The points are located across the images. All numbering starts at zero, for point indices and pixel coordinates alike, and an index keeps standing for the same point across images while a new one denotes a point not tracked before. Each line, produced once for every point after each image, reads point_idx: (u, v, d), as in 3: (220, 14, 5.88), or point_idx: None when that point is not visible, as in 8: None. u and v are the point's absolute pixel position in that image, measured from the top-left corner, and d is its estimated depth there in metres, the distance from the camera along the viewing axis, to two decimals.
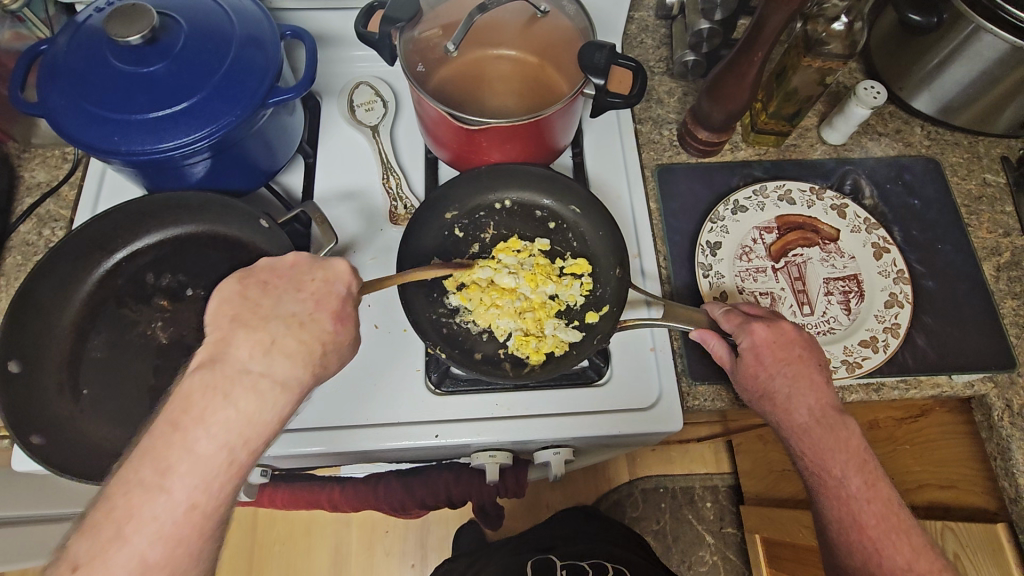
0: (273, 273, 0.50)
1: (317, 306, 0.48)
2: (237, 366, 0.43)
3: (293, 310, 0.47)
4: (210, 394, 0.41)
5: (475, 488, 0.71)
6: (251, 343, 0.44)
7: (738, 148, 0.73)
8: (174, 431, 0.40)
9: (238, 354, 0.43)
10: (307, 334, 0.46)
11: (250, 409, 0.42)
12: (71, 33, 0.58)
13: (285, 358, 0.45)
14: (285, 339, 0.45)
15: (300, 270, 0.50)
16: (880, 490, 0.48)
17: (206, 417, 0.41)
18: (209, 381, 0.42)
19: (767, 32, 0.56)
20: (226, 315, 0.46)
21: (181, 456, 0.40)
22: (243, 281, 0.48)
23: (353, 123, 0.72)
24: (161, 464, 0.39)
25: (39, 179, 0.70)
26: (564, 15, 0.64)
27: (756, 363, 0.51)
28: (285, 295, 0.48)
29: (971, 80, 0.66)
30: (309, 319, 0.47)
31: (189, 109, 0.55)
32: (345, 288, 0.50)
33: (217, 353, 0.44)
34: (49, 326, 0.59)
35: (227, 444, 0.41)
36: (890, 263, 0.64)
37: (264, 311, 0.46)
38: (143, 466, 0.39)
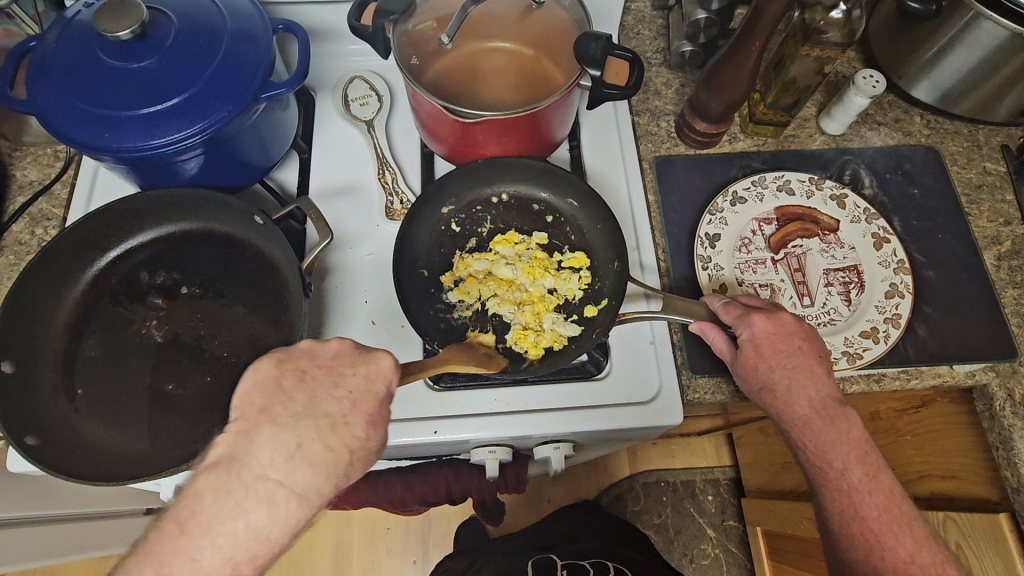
0: (310, 361, 0.46)
1: (352, 405, 0.44)
2: (255, 473, 0.39)
3: (327, 410, 0.43)
4: (222, 495, 0.38)
5: (475, 483, 0.70)
6: (272, 448, 0.40)
7: (737, 139, 0.73)
8: (181, 535, 0.37)
9: (259, 458, 0.39)
10: (336, 439, 0.42)
11: (259, 523, 0.38)
12: (60, 29, 0.57)
13: (307, 468, 0.40)
14: (309, 442, 0.41)
15: (342, 361, 0.46)
16: (882, 482, 0.47)
17: (212, 524, 0.37)
18: (223, 482, 0.38)
19: (764, 21, 0.55)
20: (255, 405, 0.42)
21: (184, 566, 0.37)
22: (281, 366, 0.45)
23: (348, 118, 0.71)
24: (159, 567, 0.36)
25: (32, 178, 0.69)
26: (560, 7, 0.63)
27: (756, 355, 0.51)
28: (321, 392, 0.44)
29: (970, 68, 0.65)
30: (341, 422, 0.43)
31: (180, 105, 0.55)
32: (385, 387, 0.46)
33: (236, 450, 0.40)
34: (44, 327, 0.59)
35: (231, 558, 0.38)
36: (891, 254, 0.64)
37: (297, 407, 0.42)
38: (143, 568, 0.36)
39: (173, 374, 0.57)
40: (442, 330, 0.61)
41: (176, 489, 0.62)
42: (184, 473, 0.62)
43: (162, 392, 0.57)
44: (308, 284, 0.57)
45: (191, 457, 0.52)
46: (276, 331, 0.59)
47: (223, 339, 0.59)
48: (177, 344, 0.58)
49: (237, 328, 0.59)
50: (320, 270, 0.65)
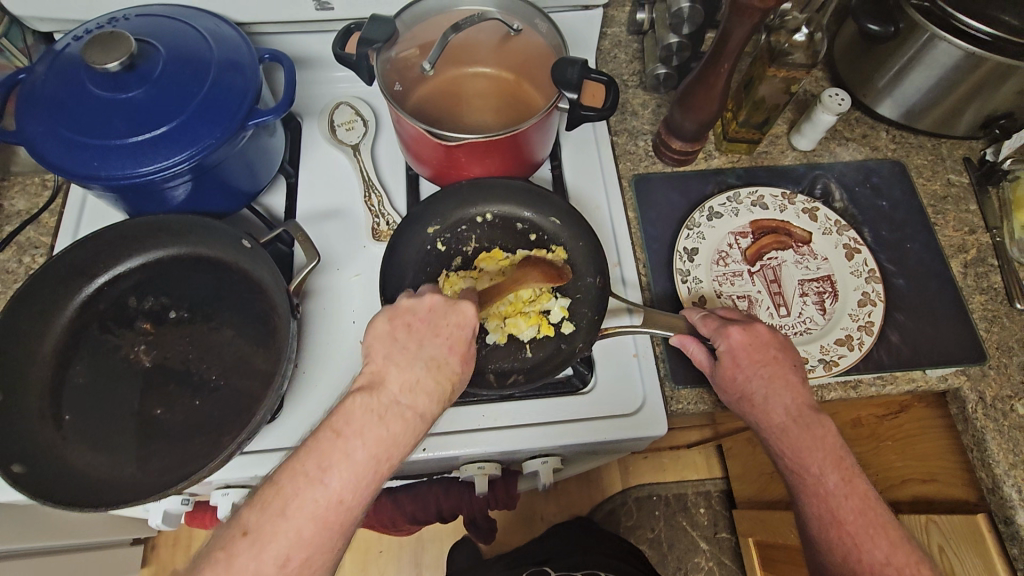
0: (412, 315, 0.52)
1: (452, 349, 0.50)
2: (390, 397, 0.46)
3: (433, 352, 0.50)
4: (370, 411, 0.45)
5: (465, 500, 0.71)
6: (401, 379, 0.47)
7: (712, 156, 0.75)
8: (337, 437, 0.43)
9: (392, 385, 0.47)
10: (442, 375, 0.49)
11: (397, 432, 0.45)
12: (50, 61, 0.59)
13: (426, 394, 0.48)
14: (425, 379, 0.48)
15: (437, 314, 0.52)
16: (857, 486, 0.48)
17: (363, 430, 0.44)
18: (368, 403, 0.45)
19: (731, 45, 0.58)
20: (379, 350, 0.49)
21: (339, 460, 0.43)
22: (392, 321, 0.51)
23: (334, 143, 0.73)
24: (322, 462, 0.42)
25: (19, 208, 0.70)
26: (537, 32, 0.65)
27: (733, 366, 0.53)
28: (425, 339, 0.50)
29: (930, 86, 0.68)
30: (444, 360, 0.50)
31: (169, 133, 0.56)
32: (473, 330, 0.52)
33: (374, 381, 0.47)
34: (31, 354, 0.59)
35: (375, 456, 0.44)
36: (862, 263, 0.66)
37: (410, 352, 0.49)
38: (309, 462, 0.42)
39: (161, 399, 0.58)
40: None
41: (164, 514, 0.62)
42: (172, 499, 0.61)
43: (151, 417, 0.57)
44: (296, 305, 0.57)
45: (181, 481, 0.52)
46: (264, 353, 0.59)
47: (211, 362, 0.59)
48: (166, 367, 0.59)
49: (226, 351, 0.60)
50: (308, 292, 0.66)
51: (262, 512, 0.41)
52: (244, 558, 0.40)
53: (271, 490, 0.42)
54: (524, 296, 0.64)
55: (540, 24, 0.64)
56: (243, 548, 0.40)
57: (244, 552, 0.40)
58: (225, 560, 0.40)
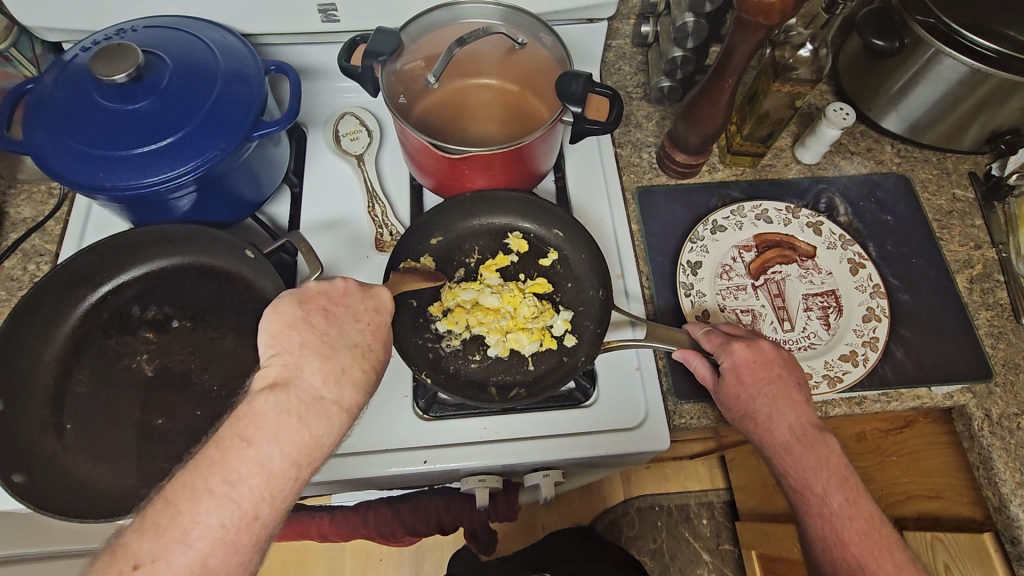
0: (326, 301, 0.49)
1: (373, 335, 0.48)
2: (310, 393, 0.42)
3: (355, 339, 0.47)
4: (284, 413, 0.40)
5: (466, 512, 0.70)
6: (322, 371, 0.43)
7: (716, 169, 0.75)
8: (246, 446, 0.38)
9: (311, 380, 0.43)
10: (367, 364, 0.46)
11: (321, 434, 0.41)
12: (58, 72, 0.59)
13: (352, 386, 0.44)
14: (349, 368, 0.45)
15: (354, 299, 0.50)
16: (862, 507, 0.48)
17: (279, 433, 0.39)
18: (283, 403, 0.40)
19: (736, 60, 0.58)
20: (294, 340, 0.45)
21: (252, 471, 0.37)
22: (303, 308, 0.48)
23: (339, 153, 0.73)
24: (228, 476, 0.37)
25: (25, 215, 0.70)
26: (542, 46, 0.66)
27: (737, 383, 0.52)
28: (345, 325, 0.48)
29: (935, 101, 0.68)
30: (367, 347, 0.47)
31: (175, 144, 0.56)
32: (393, 316, 0.51)
33: (287, 375, 0.42)
34: (33, 362, 0.59)
35: (294, 461, 0.39)
36: (867, 278, 0.66)
37: (331, 340, 0.46)
38: (212, 477, 0.37)
39: (162, 409, 0.57)
40: (429, 360, 0.61)
41: None
42: None
43: (152, 426, 0.57)
44: None
45: None
46: None
47: (213, 372, 0.59)
48: (168, 377, 0.59)
49: (228, 361, 0.60)
50: None
51: (155, 541, 0.35)
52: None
53: (165, 513, 0.36)
54: (526, 311, 0.63)
55: (546, 37, 0.65)
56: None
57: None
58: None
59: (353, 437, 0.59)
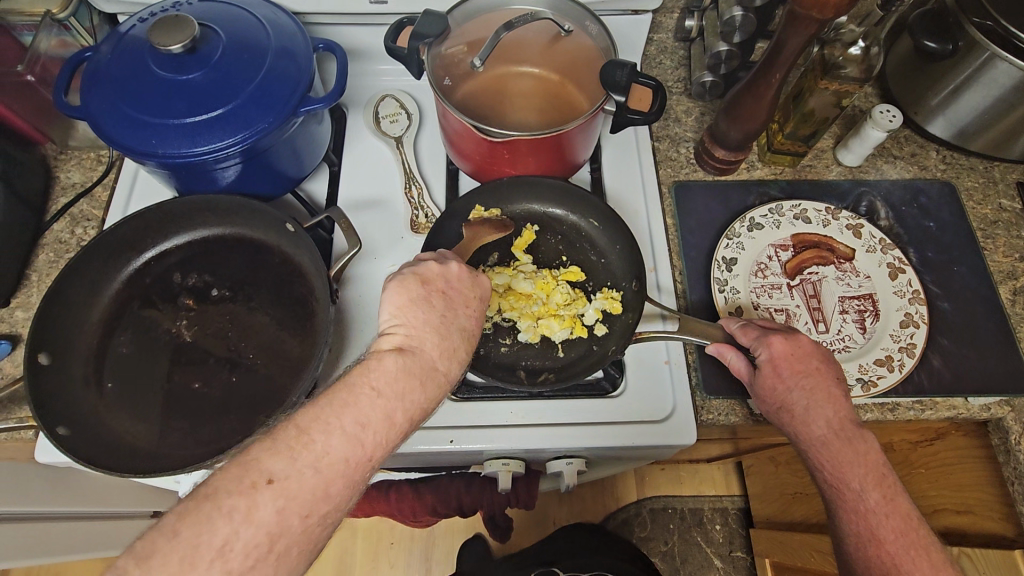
0: (444, 282, 0.49)
1: (480, 323, 0.49)
2: (429, 361, 0.44)
3: (465, 323, 0.48)
4: (412, 375, 0.42)
5: (486, 495, 0.72)
6: (438, 345, 0.45)
7: (754, 167, 0.75)
8: (379, 395, 0.40)
9: (430, 351, 0.44)
10: (471, 347, 0.48)
11: (431, 398, 0.43)
12: (115, 42, 0.61)
13: (459, 363, 0.46)
14: (459, 347, 0.46)
15: (465, 285, 0.50)
16: (899, 505, 0.47)
17: (405, 393, 0.41)
18: (409, 366, 0.42)
19: (785, 55, 0.57)
20: (416, 311, 0.46)
21: (377, 419, 0.39)
22: (424, 285, 0.48)
23: (378, 134, 0.74)
24: (361, 419, 0.39)
25: (74, 180, 0.72)
26: (587, 35, 0.66)
27: (774, 375, 0.52)
28: (457, 308, 0.48)
29: (987, 106, 0.67)
30: (474, 330, 0.48)
31: (224, 116, 0.58)
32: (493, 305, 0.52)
33: (411, 342, 0.44)
34: (79, 321, 0.61)
35: (409, 418, 0.41)
36: (906, 284, 0.64)
37: (449, 320, 0.46)
38: (347, 417, 0.38)
39: (200, 373, 0.59)
40: None
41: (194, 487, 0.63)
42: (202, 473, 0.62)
43: (189, 389, 0.58)
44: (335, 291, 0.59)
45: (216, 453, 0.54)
46: (301, 336, 0.60)
47: (249, 341, 0.61)
48: (205, 344, 0.60)
49: (263, 332, 0.61)
50: (346, 279, 0.67)
51: (289, 462, 0.36)
52: (267, 507, 0.35)
53: (298, 437, 0.37)
54: (558, 298, 0.64)
55: (592, 26, 0.65)
56: (266, 497, 0.35)
57: (267, 502, 0.35)
58: (245, 507, 0.34)
59: None
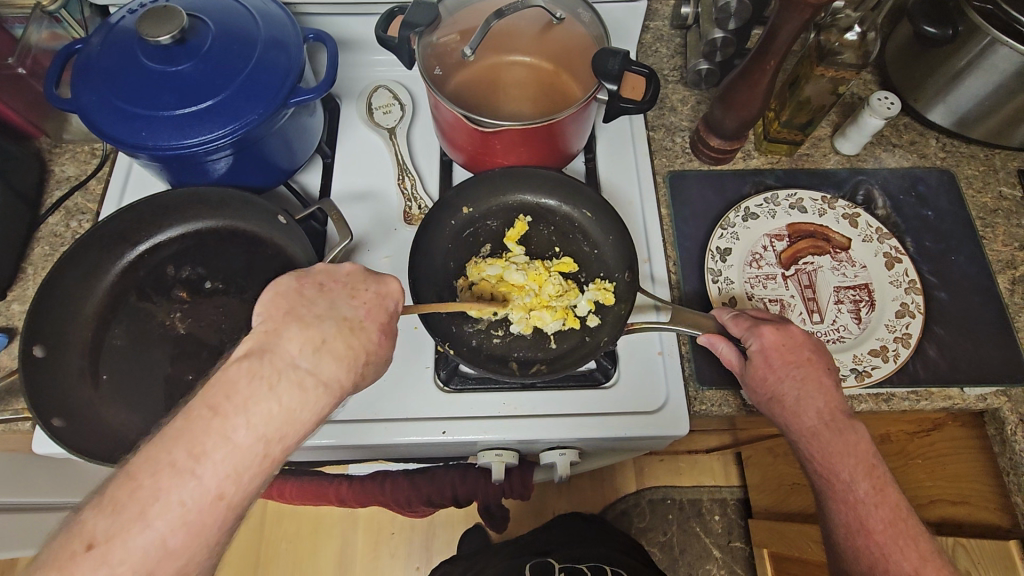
0: (328, 279, 0.49)
1: (368, 314, 0.47)
2: (287, 360, 0.41)
3: (346, 313, 0.46)
4: (258, 379, 0.40)
5: (480, 486, 0.71)
6: (302, 339, 0.43)
7: (751, 156, 0.74)
8: (214, 416, 0.38)
9: (288, 347, 0.42)
10: (355, 339, 0.45)
11: (293, 405, 0.40)
12: (105, 34, 0.61)
13: (334, 359, 0.44)
14: (336, 341, 0.44)
15: (357, 279, 0.50)
16: (889, 495, 0.47)
17: (249, 404, 0.39)
18: (257, 368, 0.40)
19: (780, 41, 0.56)
20: (281, 308, 0.45)
21: (218, 444, 0.37)
22: (300, 282, 0.48)
23: (371, 125, 0.74)
24: (195, 448, 0.37)
25: (69, 173, 0.73)
26: (579, 23, 0.65)
27: (765, 365, 0.51)
28: (338, 299, 0.47)
29: (989, 93, 0.65)
30: (359, 324, 0.46)
31: (214, 107, 0.57)
32: (397, 304, 0.50)
33: (268, 341, 0.42)
34: (73, 314, 0.61)
35: (264, 436, 0.39)
36: (902, 273, 0.64)
37: (318, 310, 0.46)
38: (177, 449, 0.36)
39: (194, 365, 0.59)
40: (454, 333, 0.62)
41: None
42: None
43: (183, 381, 0.59)
44: None
45: None
46: None
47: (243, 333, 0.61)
48: (198, 336, 0.60)
49: None
50: None
51: (114, 518, 0.35)
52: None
53: (126, 488, 0.35)
54: (550, 290, 0.63)
55: (584, 13, 0.64)
56: (87, 566, 0.34)
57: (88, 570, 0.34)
58: None
59: (374, 405, 0.60)
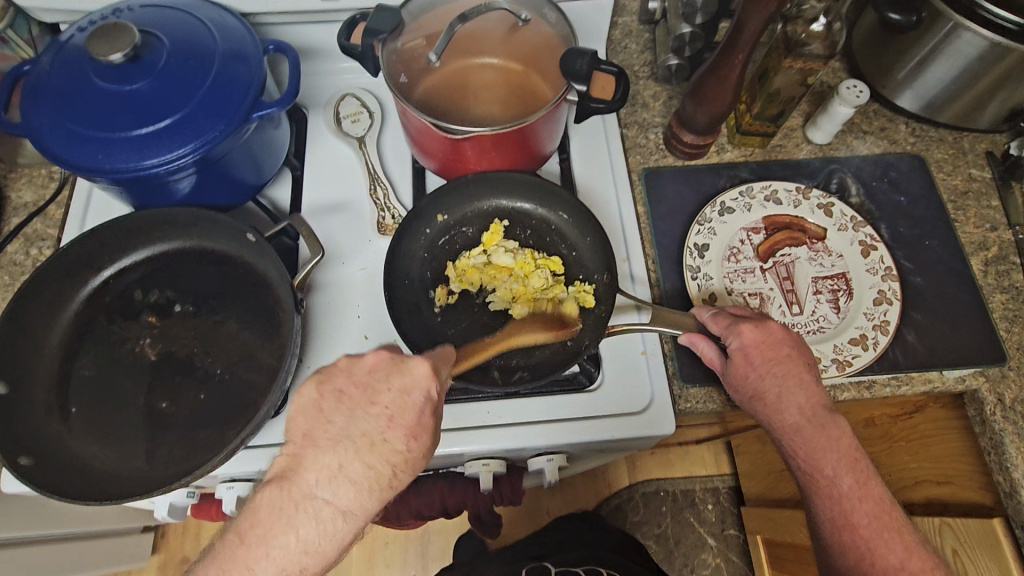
0: (347, 380, 0.47)
1: (390, 422, 0.45)
2: (305, 491, 0.43)
3: (365, 428, 0.45)
4: (277, 512, 0.42)
5: (470, 495, 0.70)
6: (320, 467, 0.43)
7: (724, 149, 0.74)
8: (240, 544, 0.42)
9: (306, 477, 0.43)
10: (376, 456, 0.44)
11: (310, 536, 0.42)
12: (55, 52, 0.58)
13: (352, 485, 0.43)
14: (350, 463, 0.43)
15: (377, 376, 0.47)
16: (873, 489, 0.48)
17: (267, 537, 0.42)
18: (277, 499, 0.43)
19: (746, 35, 0.56)
20: (300, 428, 0.45)
21: (242, 572, 0.41)
22: (321, 388, 0.47)
23: (340, 135, 0.72)
24: (221, 571, 0.42)
25: (26, 199, 0.70)
26: (546, 23, 0.64)
27: (746, 364, 0.51)
28: (358, 410, 0.45)
29: (953, 77, 0.66)
30: (379, 439, 0.44)
31: (173, 125, 0.56)
32: (424, 397, 0.46)
33: (292, 468, 0.44)
34: (37, 346, 0.59)
35: (284, 566, 0.42)
36: (878, 261, 0.64)
37: (335, 431, 0.44)
38: (211, 570, 0.42)
39: (167, 393, 0.57)
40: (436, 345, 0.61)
41: (170, 506, 0.62)
42: (178, 492, 0.62)
43: (156, 410, 0.57)
44: (300, 300, 0.57)
45: (185, 475, 0.52)
46: (269, 348, 0.59)
47: (217, 356, 0.59)
48: (171, 362, 0.59)
49: (230, 345, 0.59)
50: (312, 286, 0.65)
51: None
52: None
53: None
54: (535, 283, 0.64)
55: (550, 13, 0.63)
56: None
57: None
58: None
59: None
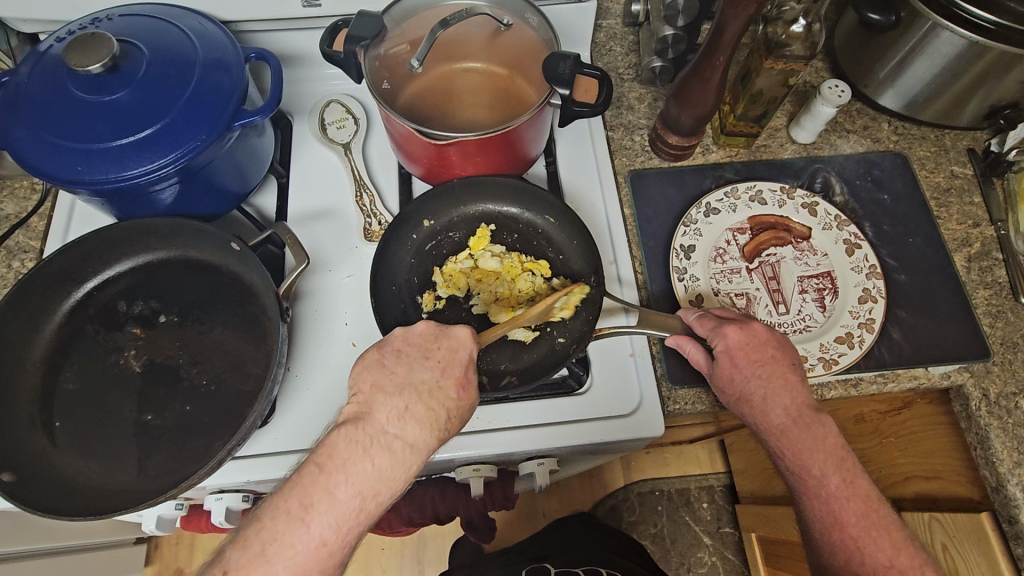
0: (403, 342, 0.51)
1: (443, 372, 0.49)
2: (378, 427, 0.45)
3: (423, 377, 0.48)
4: (356, 444, 0.43)
5: (461, 500, 0.70)
6: (391, 407, 0.46)
7: (710, 150, 0.74)
8: (321, 472, 0.42)
9: (379, 415, 0.45)
10: (434, 401, 0.47)
11: (384, 465, 0.43)
12: (33, 63, 0.58)
13: (418, 423, 0.46)
14: (416, 404, 0.46)
15: (428, 338, 0.51)
16: (859, 487, 0.48)
17: (348, 465, 0.42)
18: (353, 434, 0.44)
19: (727, 37, 0.56)
20: (367, 379, 0.48)
21: (322, 497, 0.41)
22: (381, 350, 0.50)
23: (325, 142, 0.72)
24: (305, 500, 0.41)
25: (8, 212, 0.69)
26: (528, 27, 0.65)
27: (731, 366, 0.52)
28: (416, 363, 0.49)
29: (933, 76, 0.67)
30: (438, 386, 0.48)
31: (154, 135, 0.55)
32: (469, 354, 0.51)
33: (363, 411, 0.46)
34: (20, 360, 0.58)
35: (360, 493, 0.42)
36: (863, 259, 0.65)
37: (361, 401, 0.47)
38: (291, 500, 0.41)
39: (153, 404, 0.57)
40: None
41: (158, 519, 0.61)
42: (166, 503, 0.61)
43: (142, 422, 0.56)
44: (286, 309, 0.57)
45: (172, 486, 0.52)
46: (255, 357, 0.59)
47: (203, 367, 0.59)
48: (156, 374, 0.58)
49: (217, 354, 0.59)
50: (299, 294, 0.65)
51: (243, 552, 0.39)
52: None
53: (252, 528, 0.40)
54: (522, 285, 0.65)
55: (531, 17, 0.64)
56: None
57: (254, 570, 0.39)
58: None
59: None
